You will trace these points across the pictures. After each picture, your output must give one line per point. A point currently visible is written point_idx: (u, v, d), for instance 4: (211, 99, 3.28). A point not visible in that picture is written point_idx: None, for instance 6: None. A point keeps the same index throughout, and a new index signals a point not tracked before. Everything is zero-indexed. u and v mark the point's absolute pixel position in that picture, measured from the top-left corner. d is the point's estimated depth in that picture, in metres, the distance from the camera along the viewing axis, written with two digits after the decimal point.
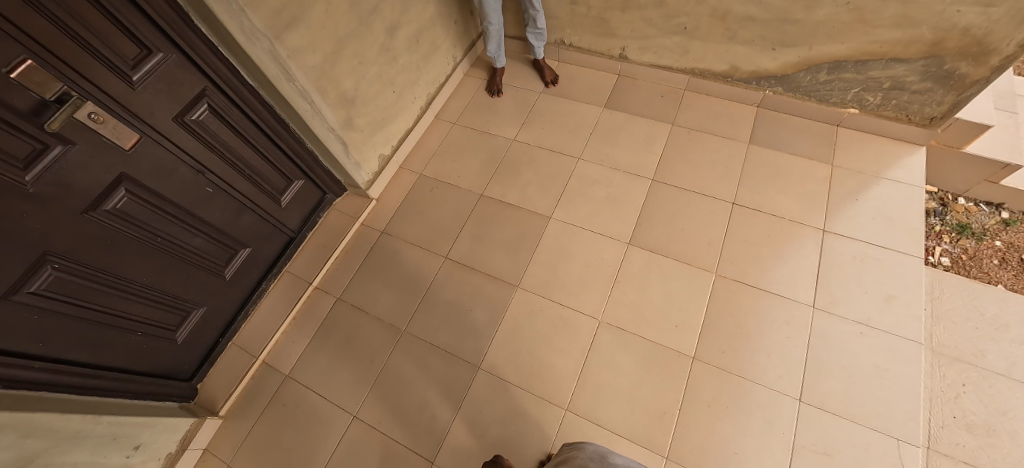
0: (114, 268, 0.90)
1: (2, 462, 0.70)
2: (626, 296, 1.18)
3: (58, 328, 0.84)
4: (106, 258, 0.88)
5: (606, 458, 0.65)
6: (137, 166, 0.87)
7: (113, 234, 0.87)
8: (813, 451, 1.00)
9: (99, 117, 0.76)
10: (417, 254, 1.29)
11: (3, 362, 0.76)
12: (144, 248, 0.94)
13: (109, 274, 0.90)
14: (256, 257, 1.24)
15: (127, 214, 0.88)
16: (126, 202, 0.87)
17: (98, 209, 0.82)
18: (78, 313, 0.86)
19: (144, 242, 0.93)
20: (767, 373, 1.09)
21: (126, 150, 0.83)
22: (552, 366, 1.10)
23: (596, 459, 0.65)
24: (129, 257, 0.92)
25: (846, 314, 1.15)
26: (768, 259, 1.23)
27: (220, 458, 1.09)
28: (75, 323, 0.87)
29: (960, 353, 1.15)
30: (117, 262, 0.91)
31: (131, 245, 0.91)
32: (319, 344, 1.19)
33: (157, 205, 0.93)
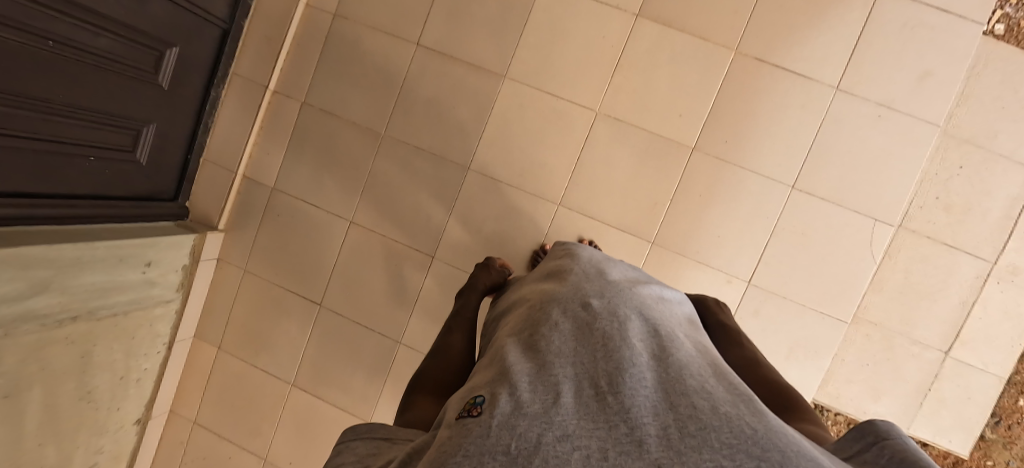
0: (19, 88, 0.71)
1: (18, 290, 0.74)
2: (628, 83, 1.04)
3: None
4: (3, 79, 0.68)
5: (602, 283, 0.53)
6: None
7: None
8: (790, 232, 1.07)
9: None
10: (384, 44, 1.08)
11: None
12: (35, 57, 0.72)
13: (19, 95, 0.71)
14: (190, 58, 1.02)
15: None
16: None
17: None
18: (6, 144, 0.72)
19: (31, 49, 0.70)
20: (766, 162, 1.06)
21: None
22: (544, 163, 1.05)
23: (588, 281, 0.54)
24: (27, 73, 0.71)
25: (869, 95, 1.05)
26: (800, 29, 1.03)
27: (234, 265, 1.16)
28: (17, 156, 0.75)
29: (971, 136, 1.08)
30: (20, 83, 0.71)
31: (24, 55, 0.70)
32: (296, 153, 1.12)
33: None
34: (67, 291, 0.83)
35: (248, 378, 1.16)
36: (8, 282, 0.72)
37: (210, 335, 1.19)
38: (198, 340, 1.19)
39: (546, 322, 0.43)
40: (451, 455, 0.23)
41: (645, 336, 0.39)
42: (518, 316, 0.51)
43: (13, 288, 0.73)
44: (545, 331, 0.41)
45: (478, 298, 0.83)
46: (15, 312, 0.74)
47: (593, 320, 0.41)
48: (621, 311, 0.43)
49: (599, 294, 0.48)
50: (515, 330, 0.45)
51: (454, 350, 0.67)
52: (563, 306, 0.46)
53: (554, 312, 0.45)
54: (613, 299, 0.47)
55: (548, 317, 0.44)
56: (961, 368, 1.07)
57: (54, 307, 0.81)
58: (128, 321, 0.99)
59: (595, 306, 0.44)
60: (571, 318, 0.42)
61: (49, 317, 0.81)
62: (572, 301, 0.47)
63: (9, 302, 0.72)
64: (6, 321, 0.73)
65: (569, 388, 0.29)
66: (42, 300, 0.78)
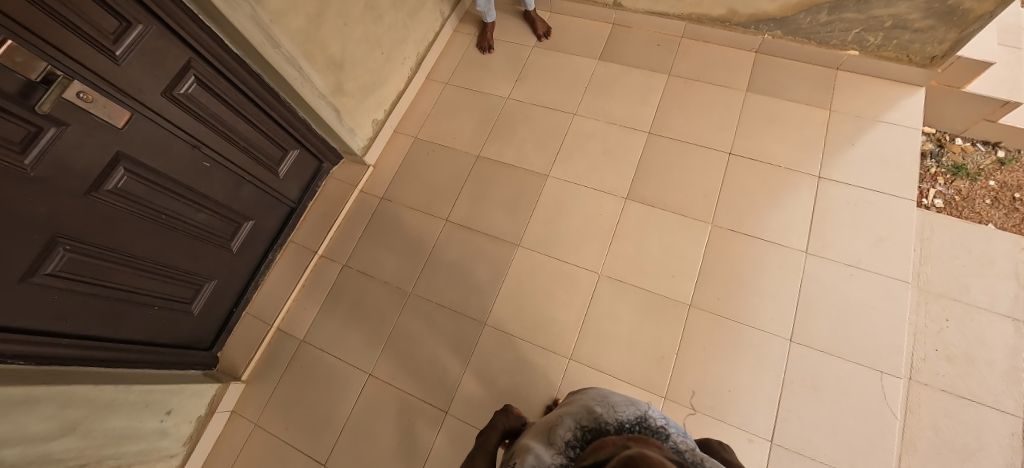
0: (125, 247, 0.90)
1: (46, 430, 0.77)
2: (625, 249, 1.21)
3: (80, 305, 0.86)
4: (114, 237, 0.87)
5: (605, 394, 0.60)
6: (132, 144, 0.85)
7: (118, 214, 0.86)
8: (800, 385, 1.09)
9: (88, 96, 0.74)
10: (418, 218, 1.30)
11: (14, 338, 0.76)
12: (150, 225, 0.93)
13: (120, 252, 0.89)
14: (261, 228, 1.24)
15: (132, 194, 0.87)
16: (127, 181, 0.85)
17: (101, 189, 0.81)
18: (95, 292, 0.87)
19: (149, 219, 0.92)
20: (760, 317, 1.15)
21: (120, 129, 0.81)
22: (555, 319, 1.14)
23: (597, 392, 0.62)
24: (137, 235, 0.92)
25: (838, 258, 1.20)
26: (763, 206, 1.25)
27: (247, 418, 1.16)
28: (94, 303, 0.89)
29: (946, 290, 1.20)
30: (126, 242, 0.90)
31: (138, 223, 0.91)
32: (329, 308, 1.23)
33: (157, 182, 0.91)
34: (88, 435, 0.86)
35: None
36: (43, 421, 0.77)
37: None
38: None
39: (561, 427, 0.54)
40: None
41: (637, 430, 0.51)
42: (538, 425, 0.60)
43: (45, 427, 0.77)
44: (562, 432, 0.53)
45: (497, 437, 0.82)
46: (36, 453, 0.76)
47: (597, 420, 0.53)
48: (620, 411, 0.53)
49: (601, 400, 0.57)
50: (537, 436, 0.56)
51: None
52: (573, 413, 0.56)
53: (566, 419, 0.55)
54: (614, 403, 0.56)
55: (561, 423, 0.55)
56: None
57: (70, 451, 0.83)
58: None
59: (598, 410, 0.54)
60: (580, 421, 0.54)
61: (61, 462, 0.81)
62: (579, 409, 0.56)
63: (33, 443, 0.75)
64: (23, 463, 0.74)
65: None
66: (63, 442, 0.81)
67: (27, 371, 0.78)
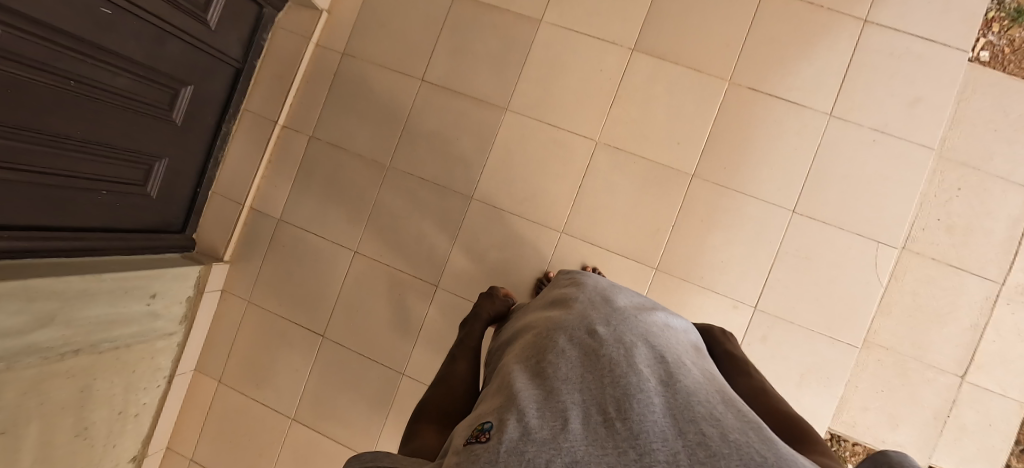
0: (36, 124, 0.73)
1: (21, 323, 0.74)
2: (627, 113, 1.07)
3: (9, 194, 0.74)
4: (23, 114, 0.70)
5: (611, 310, 0.52)
6: None
7: (15, 83, 0.67)
8: (794, 256, 1.07)
9: None
10: (389, 79, 1.12)
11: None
12: (61, 97, 0.75)
13: (36, 131, 0.73)
14: (203, 95, 1.06)
15: (21, 56, 0.66)
16: (10, 39, 0.63)
17: None
18: (20, 179, 0.74)
19: (56, 89, 0.74)
20: (766, 187, 1.07)
21: None
22: (547, 192, 1.06)
23: (594, 311, 0.52)
24: (48, 111, 0.74)
25: (863, 121, 1.07)
26: (791, 59, 1.07)
27: (239, 296, 1.16)
28: (25, 189, 0.76)
29: (967, 159, 1.10)
30: (39, 119, 0.73)
31: (42, 94, 0.72)
32: (303, 186, 1.14)
33: (50, 39, 0.70)
34: (71, 324, 0.83)
35: (248, 413, 1.13)
36: (12, 315, 0.72)
37: (212, 368, 1.17)
38: (198, 373, 1.18)
39: (553, 351, 0.42)
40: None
41: (652, 362, 0.39)
42: (523, 343, 0.51)
43: (17, 322, 0.73)
44: (552, 359, 0.40)
45: (480, 327, 0.81)
46: (20, 345, 0.74)
47: (599, 346, 0.41)
48: (629, 341, 0.43)
49: (606, 325, 0.46)
50: (522, 358, 0.45)
51: (455, 380, 0.66)
52: (569, 336, 0.45)
53: (560, 339, 0.44)
54: (621, 329, 0.46)
55: (555, 346, 0.43)
56: (979, 393, 1.04)
57: (58, 340, 0.81)
58: (130, 354, 0.98)
59: (601, 334, 0.44)
60: (578, 347, 0.42)
61: (52, 350, 0.80)
62: (578, 327, 0.46)
63: (13, 336, 0.72)
64: (8, 355, 0.72)
65: (577, 414, 0.30)
66: (46, 333, 0.78)
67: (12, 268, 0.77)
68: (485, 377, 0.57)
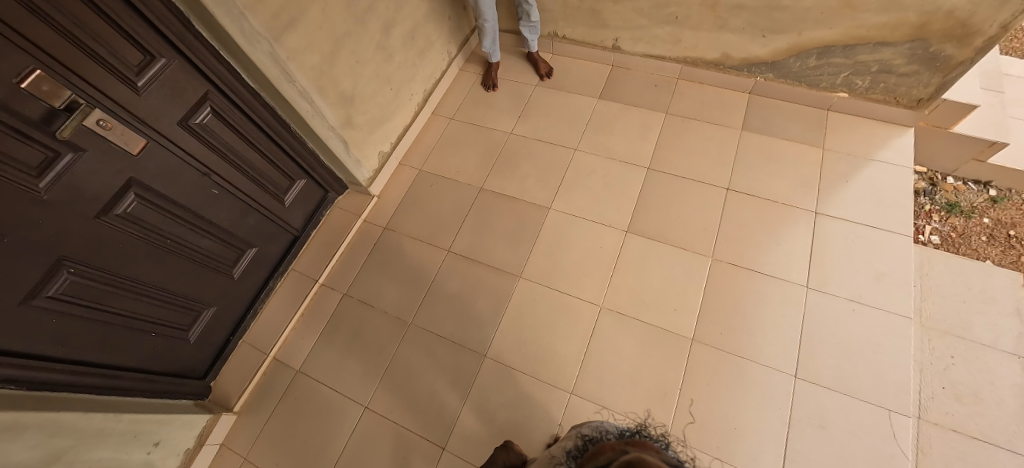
0: (129, 270, 0.91)
1: (30, 459, 0.74)
2: (626, 281, 1.22)
3: (80, 329, 0.86)
4: (119, 261, 0.89)
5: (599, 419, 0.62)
6: (145, 171, 0.87)
7: (125, 238, 0.88)
8: (808, 424, 1.06)
9: (107, 123, 0.77)
10: (421, 249, 1.31)
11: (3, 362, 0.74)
12: (155, 250, 0.94)
13: (121, 277, 0.90)
14: (263, 256, 1.25)
15: (138, 218, 0.88)
16: (135, 206, 0.87)
17: (110, 213, 0.83)
18: (96, 317, 0.88)
19: (154, 245, 0.94)
20: (764, 352, 1.14)
21: (134, 155, 0.84)
22: (556, 353, 1.13)
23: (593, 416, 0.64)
24: (140, 261, 0.93)
25: (838, 292, 1.20)
26: (762, 241, 1.27)
27: (237, 452, 1.12)
28: (94, 327, 0.89)
29: (948, 327, 1.19)
30: (130, 266, 0.91)
31: (142, 248, 0.92)
32: (328, 338, 1.22)
33: (167, 208, 0.93)
34: (72, 466, 0.82)
35: None
36: (28, 449, 0.74)
37: None
38: None
39: (560, 460, 0.56)
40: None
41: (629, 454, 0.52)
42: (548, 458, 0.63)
43: (29, 456, 0.74)
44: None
45: None
46: None
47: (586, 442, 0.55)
48: (605, 430, 0.56)
49: (592, 426, 0.59)
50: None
51: None
52: (570, 444, 0.58)
53: (564, 450, 0.58)
54: (601, 424, 0.58)
55: (560, 457, 0.57)
56: None
57: None
58: None
59: (588, 433, 0.57)
60: (574, 449, 0.56)
61: None
62: (574, 437, 0.59)
63: None
64: None
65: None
66: None
67: (18, 397, 0.77)
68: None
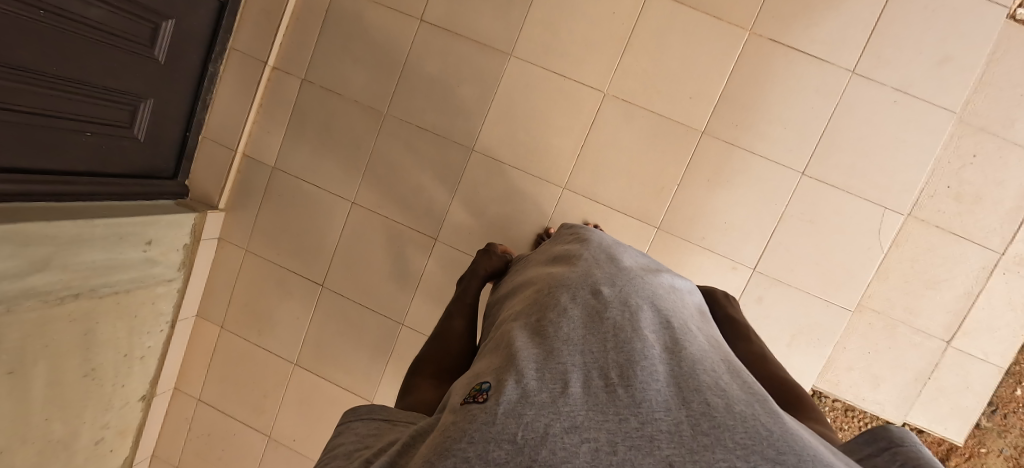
0: (10, 60, 0.68)
1: (17, 267, 0.73)
2: (638, 63, 1.01)
3: None
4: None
5: (613, 268, 0.52)
6: None
7: None
8: (798, 219, 1.05)
9: None
10: (386, 19, 1.04)
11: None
12: (31, 27, 0.69)
13: (8, 67, 0.68)
14: (187, 32, 1.00)
15: None
16: None
17: None
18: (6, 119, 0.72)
19: (26, 20, 0.68)
20: (777, 147, 1.04)
21: None
22: (550, 146, 1.03)
23: (600, 267, 0.52)
24: (18, 44, 0.69)
25: (886, 81, 1.01)
26: (819, 6, 0.99)
27: (236, 244, 1.15)
28: (8, 130, 0.73)
29: (986, 124, 1.03)
30: (12, 55, 0.68)
31: (14, 25, 0.67)
32: (297, 133, 1.09)
33: None
34: (68, 268, 0.82)
35: (251, 359, 1.16)
36: (7, 260, 0.71)
37: (213, 314, 1.19)
38: (200, 319, 1.19)
39: (555, 306, 0.42)
40: (453, 442, 0.23)
41: (654, 328, 0.38)
42: (524, 300, 0.50)
43: (13, 265, 0.72)
44: (553, 317, 0.40)
45: (478, 284, 0.81)
46: (17, 288, 0.73)
47: (603, 310, 0.40)
48: (633, 302, 0.42)
49: (609, 283, 0.46)
50: (523, 314, 0.45)
51: (452, 337, 0.68)
52: (573, 293, 0.44)
53: (563, 298, 0.44)
54: (625, 288, 0.46)
55: (556, 301, 0.43)
56: (961, 357, 1.06)
57: (56, 284, 0.80)
58: (130, 298, 0.98)
59: (605, 296, 0.43)
60: (581, 305, 0.42)
61: (51, 294, 0.80)
62: (581, 288, 0.45)
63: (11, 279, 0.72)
64: (8, 298, 0.72)
65: (578, 378, 0.30)
66: (42, 277, 0.77)
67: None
68: (484, 331, 0.58)
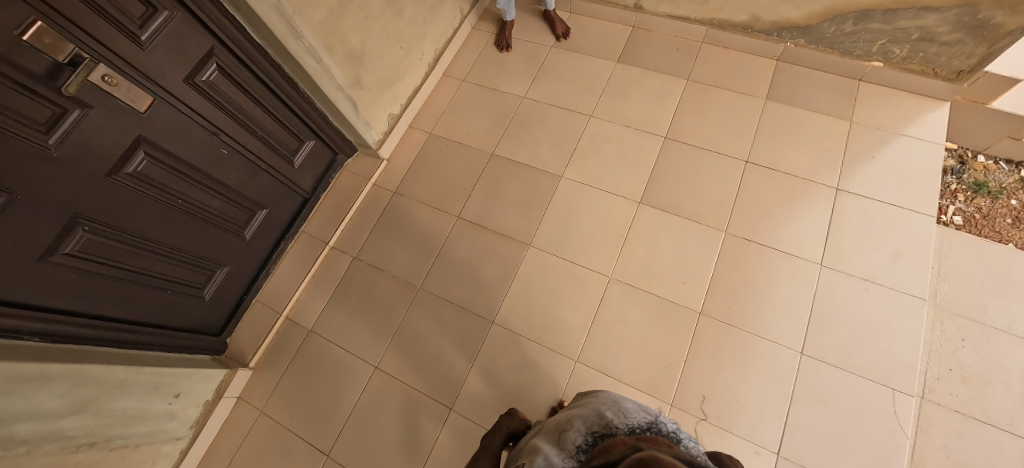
0: (141, 231, 0.92)
1: (59, 407, 0.79)
2: (636, 253, 1.21)
3: (96, 287, 0.88)
4: (136, 222, 0.90)
5: (617, 400, 0.59)
6: (153, 128, 0.86)
7: (137, 197, 0.88)
8: (811, 400, 1.06)
9: (112, 80, 0.75)
10: (430, 214, 1.31)
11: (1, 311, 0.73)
12: (167, 210, 0.95)
13: (138, 236, 0.91)
14: (274, 218, 1.25)
15: (148, 177, 0.88)
16: (146, 165, 0.86)
17: (121, 173, 0.82)
18: (116, 274, 0.90)
19: (167, 205, 0.94)
20: (772, 328, 1.13)
21: (142, 113, 0.83)
22: (564, 320, 1.14)
23: (608, 396, 0.62)
24: (154, 219, 0.93)
25: (852, 271, 1.17)
26: (779, 216, 1.24)
27: (253, 404, 1.17)
28: (113, 282, 0.91)
29: (962, 309, 1.14)
30: (142, 226, 0.92)
31: (156, 208, 0.92)
32: (338, 300, 1.24)
33: (176, 169, 0.93)
34: (99, 414, 0.87)
35: None
36: (57, 399, 0.79)
37: None
38: None
39: (572, 430, 0.55)
40: None
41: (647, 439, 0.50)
42: (551, 424, 0.61)
43: (57, 405, 0.79)
44: (573, 437, 0.53)
45: (501, 439, 0.82)
46: (47, 429, 0.78)
47: (608, 428, 0.52)
48: (631, 418, 0.53)
49: (611, 404, 0.57)
50: (549, 436, 0.57)
51: None
52: (584, 417, 0.56)
53: (577, 423, 0.56)
54: (625, 408, 0.56)
55: (572, 426, 0.56)
56: None
57: (81, 429, 0.85)
58: (135, 455, 0.97)
59: (609, 416, 0.54)
60: (591, 426, 0.54)
61: (72, 439, 0.83)
62: (590, 412, 0.57)
63: (49, 419, 0.78)
64: (37, 437, 0.76)
65: None
66: (75, 420, 0.83)
67: (41, 351, 0.80)
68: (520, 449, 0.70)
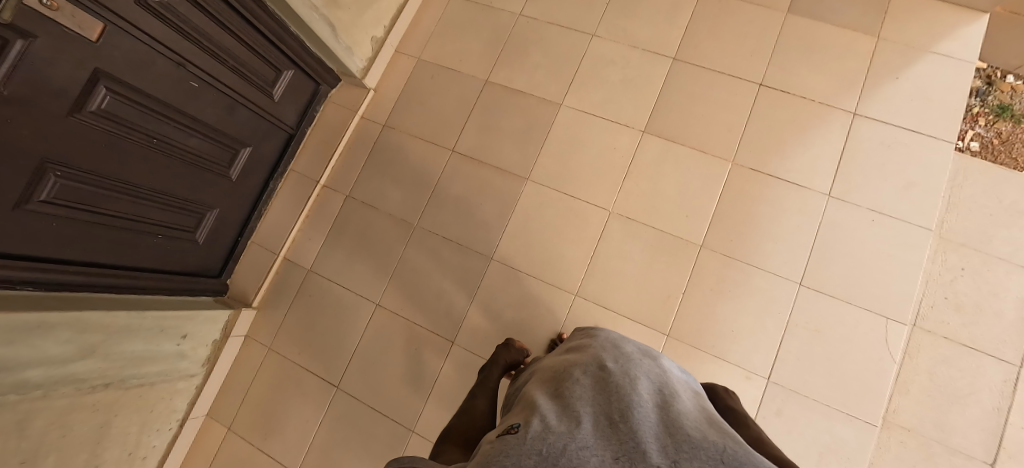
0: (119, 174, 0.87)
1: (65, 352, 0.80)
2: (638, 186, 1.16)
3: (83, 233, 0.86)
4: (110, 165, 0.84)
5: (616, 344, 0.60)
6: (111, 61, 0.77)
7: (107, 138, 0.81)
8: (805, 328, 1.08)
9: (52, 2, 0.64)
10: (423, 149, 1.25)
11: None
12: (143, 151, 0.89)
13: (116, 180, 0.86)
14: (259, 156, 1.20)
15: (116, 116, 0.81)
16: (110, 102, 0.79)
17: (84, 111, 0.75)
18: (101, 220, 0.87)
19: (142, 147, 0.88)
20: (773, 259, 1.12)
21: (94, 42, 0.72)
22: (563, 256, 1.13)
23: (609, 347, 0.59)
24: (131, 162, 0.88)
25: (861, 202, 1.13)
26: (789, 145, 1.17)
27: (260, 342, 1.20)
28: (98, 227, 0.88)
29: (965, 240, 1.11)
30: (119, 169, 0.86)
31: (131, 150, 0.87)
32: (334, 240, 1.22)
33: (145, 106, 0.85)
34: (108, 358, 0.89)
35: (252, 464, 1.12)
36: (61, 344, 0.79)
37: (223, 414, 1.18)
38: (210, 418, 1.19)
39: (569, 377, 0.51)
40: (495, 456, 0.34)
41: (652, 392, 0.46)
42: (544, 374, 0.58)
43: (64, 350, 0.80)
44: (568, 384, 0.48)
45: (499, 372, 0.86)
46: (59, 374, 0.80)
47: (608, 376, 0.48)
48: (634, 370, 0.50)
49: (614, 357, 0.54)
50: (544, 385, 0.53)
51: (476, 412, 0.72)
52: (583, 366, 0.52)
53: (576, 371, 0.52)
54: (627, 360, 0.53)
55: (570, 374, 0.51)
56: None
57: (94, 372, 0.87)
58: (151, 393, 1.01)
59: (610, 367, 0.50)
60: (590, 375, 0.50)
61: (86, 382, 0.85)
62: (590, 361, 0.53)
63: (58, 363, 0.79)
64: (50, 381, 0.78)
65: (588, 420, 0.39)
66: (85, 364, 0.85)
67: (37, 297, 0.82)
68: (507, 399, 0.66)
